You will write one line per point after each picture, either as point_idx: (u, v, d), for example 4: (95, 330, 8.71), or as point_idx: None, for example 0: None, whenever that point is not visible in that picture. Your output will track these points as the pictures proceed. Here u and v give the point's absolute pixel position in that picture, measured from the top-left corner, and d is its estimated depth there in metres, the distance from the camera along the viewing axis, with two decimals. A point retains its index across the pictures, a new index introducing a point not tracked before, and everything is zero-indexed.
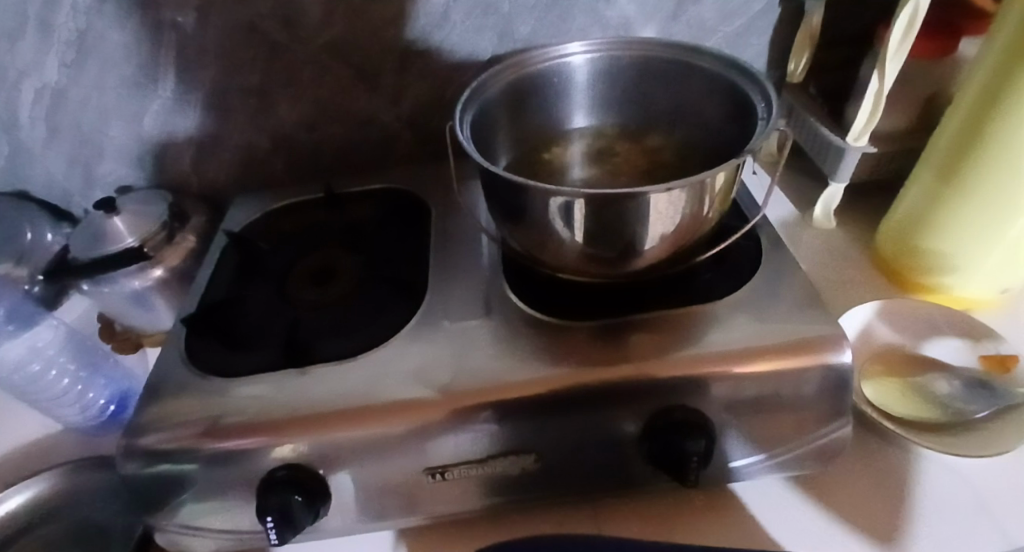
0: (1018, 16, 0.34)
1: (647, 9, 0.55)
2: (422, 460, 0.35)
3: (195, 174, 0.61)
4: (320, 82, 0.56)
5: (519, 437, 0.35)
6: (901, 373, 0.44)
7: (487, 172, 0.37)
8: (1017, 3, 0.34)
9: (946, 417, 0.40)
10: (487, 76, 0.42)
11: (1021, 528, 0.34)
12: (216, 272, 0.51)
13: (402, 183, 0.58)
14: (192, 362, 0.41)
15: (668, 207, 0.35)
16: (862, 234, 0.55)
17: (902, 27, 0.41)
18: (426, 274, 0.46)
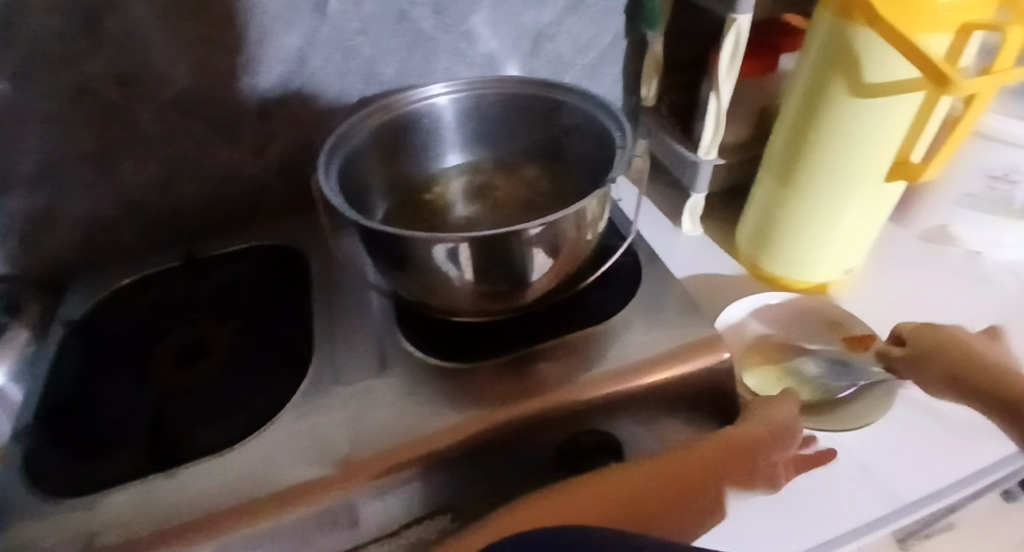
0: (828, 28, 0.40)
1: (506, 45, 0.57)
2: (332, 544, 0.32)
3: (21, 257, 0.52)
4: (173, 141, 0.52)
5: (433, 496, 0.34)
6: (775, 359, 0.48)
7: (363, 226, 0.35)
8: (825, 18, 0.40)
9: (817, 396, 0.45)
10: (351, 123, 0.42)
11: (895, 482, 0.40)
12: (55, 371, 0.43)
13: (278, 238, 0.54)
14: (31, 480, 0.34)
15: (550, 237, 0.35)
16: (725, 234, 0.60)
17: (729, 51, 0.46)
18: (311, 335, 0.43)
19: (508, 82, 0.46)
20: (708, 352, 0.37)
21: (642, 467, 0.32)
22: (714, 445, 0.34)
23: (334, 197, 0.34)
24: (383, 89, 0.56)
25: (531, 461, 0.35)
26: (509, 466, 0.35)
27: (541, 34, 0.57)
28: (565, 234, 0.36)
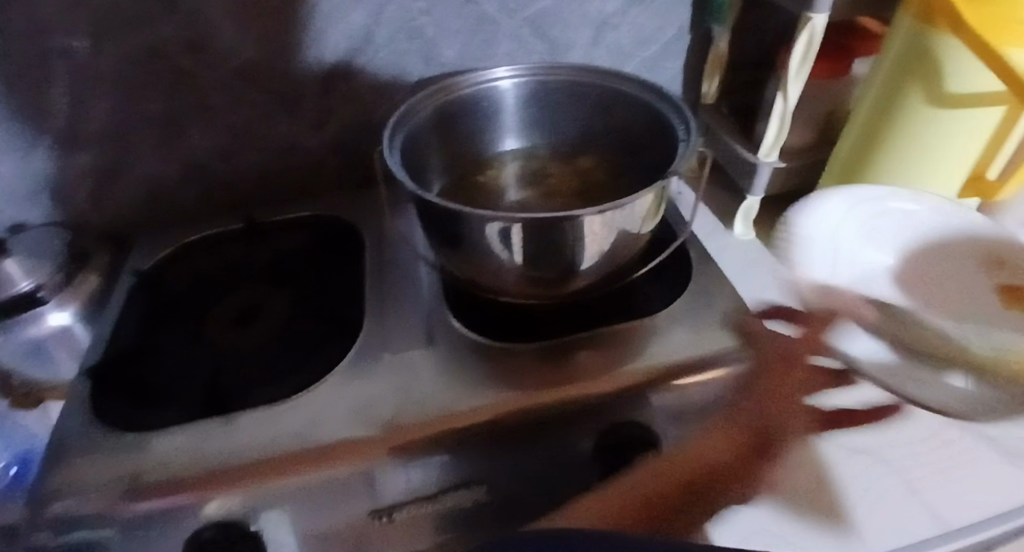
0: (907, 31, 0.39)
1: (568, 34, 0.57)
2: (368, 502, 0.33)
3: (93, 209, 0.56)
4: (238, 108, 0.54)
5: (468, 469, 0.34)
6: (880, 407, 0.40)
7: (421, 200, 0.36)
8: (905, 20, 0.39)
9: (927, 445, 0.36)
10: (416, 100, 0.42)
11: (947, 510, 0.36)
12: (121, 318, 0.46)
13: (332, 210, 0.55)
14: (96, 414, 0.37)
15: (604, 227, 0.35)
16: None
17: (802, 51, 0.44)
18: (360, 308, 0.44)
19: (574, 69, 0.46)
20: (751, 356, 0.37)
21: (671, 460, 0.34)
22: (745, 427, 0.35)
23: (396, 169, 0.35)
24: (443, 71, 0.57)
25: (568, 444, 0.36)
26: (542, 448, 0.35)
27: (604, 25, 0.57)
28: (619, 225, 0.36)
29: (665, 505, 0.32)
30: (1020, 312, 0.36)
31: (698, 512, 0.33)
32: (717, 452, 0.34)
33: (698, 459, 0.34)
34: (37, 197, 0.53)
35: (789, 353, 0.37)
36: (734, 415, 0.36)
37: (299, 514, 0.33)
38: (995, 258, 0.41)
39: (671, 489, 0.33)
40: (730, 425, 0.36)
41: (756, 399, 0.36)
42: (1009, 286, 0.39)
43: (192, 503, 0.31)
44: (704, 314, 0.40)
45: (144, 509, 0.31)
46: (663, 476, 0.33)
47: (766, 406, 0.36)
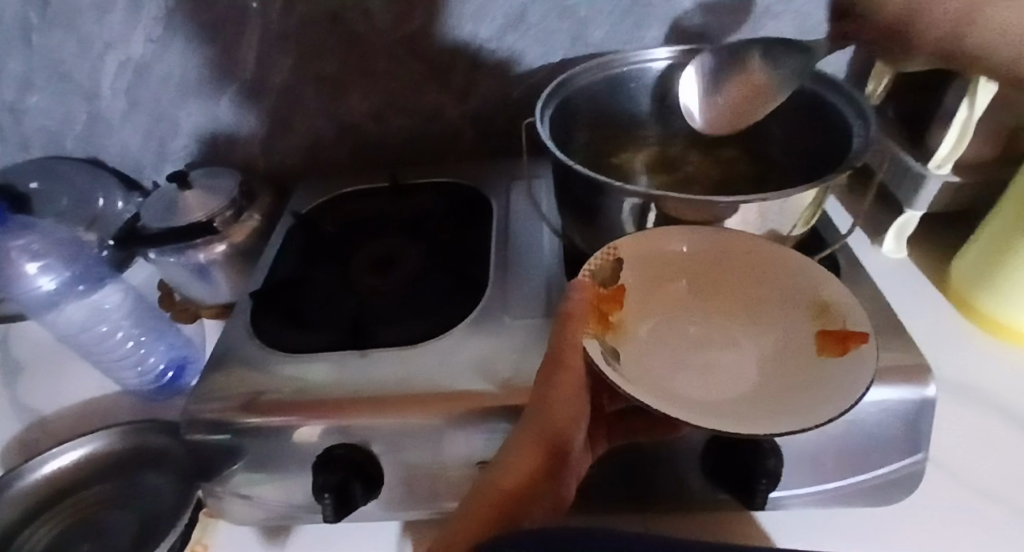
0: None
1: (726, 21, 0.55)
2: (468, 452, 0.35)
3: (263, 156, 0.63)
4: (391, 75, 0.57)
5: None
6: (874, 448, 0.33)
7: (565, 171, 0.37)
8: None
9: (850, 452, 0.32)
10: (574, 73, 0.43)
11: None
12: (282, 252, 0.52)
13: (464, 177, 0.58)
14: (259, 335, 0.43)
15: (757, 218, 0.35)
16: (935, 265, 0.52)
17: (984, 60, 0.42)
18: (486, 270, 0.46)
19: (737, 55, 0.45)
20: (908, 379, 0.33)
21: (526, 441, 0.27)
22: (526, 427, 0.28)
23: (547, 139, 0.36)
24: (590, 51, 0.57)
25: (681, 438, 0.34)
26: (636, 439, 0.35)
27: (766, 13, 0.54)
28: (771, 219, 0.35)
29: (544, 487, 0.26)
30: (824, 362, 0.29)
31: (555, 492, 0.27)
32: (557, 428, 0.28)
33: (548, 437, 0.28)
34: (217, 138, 0.61)
35: (578, 320, 0.30)
36: (548, 398, 0.28)
37: (393, 451, 0.36)
38: (819, 309, 0.32)
39: (544, 471, 0.27)
40: (548, 410, 0.28)
41: (560, 384, 0.28)
42: (827, 329, 0.31)
43: (301, 423, 0.35)
44: None
45: (252, 423, 0.36)
46: (529, 458, 0.26)
47: (550, 392, 0.28)
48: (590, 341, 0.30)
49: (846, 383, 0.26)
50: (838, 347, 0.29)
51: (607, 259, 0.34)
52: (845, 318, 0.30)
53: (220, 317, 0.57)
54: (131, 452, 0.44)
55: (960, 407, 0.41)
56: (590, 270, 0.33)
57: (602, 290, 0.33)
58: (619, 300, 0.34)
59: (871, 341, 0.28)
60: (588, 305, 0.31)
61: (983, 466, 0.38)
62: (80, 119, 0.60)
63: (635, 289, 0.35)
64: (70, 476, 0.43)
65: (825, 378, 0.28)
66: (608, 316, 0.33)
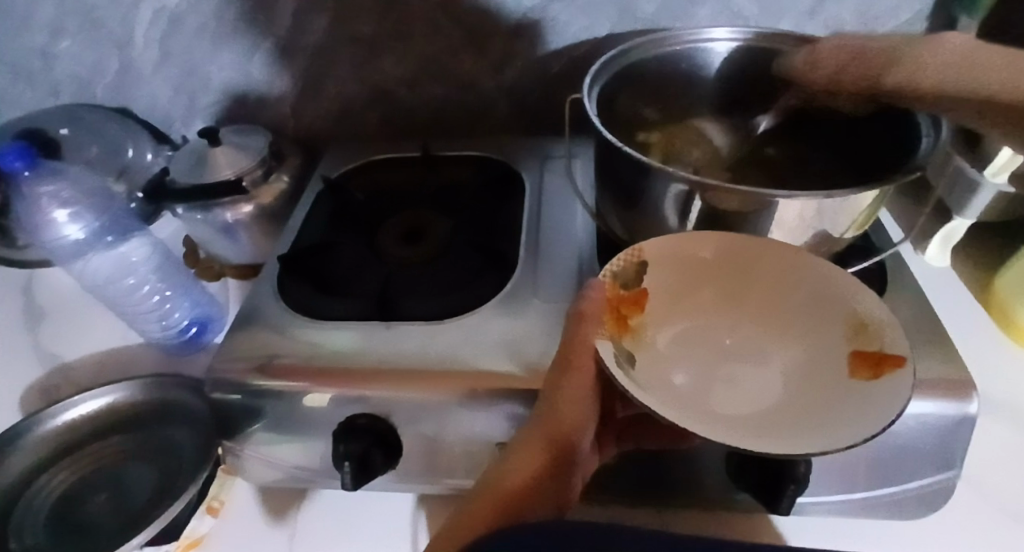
0: None
1: (783, 4, 0.52)
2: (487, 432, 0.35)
3: (293, 117, 0.62)
4: (429, 41, 0.56)
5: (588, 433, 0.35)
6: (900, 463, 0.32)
7: (610, 152, 0.35)
8: None
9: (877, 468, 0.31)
10: (624, 49, 0.42)
11: None
12: (310, 215, 0.51)
13: (497, 152, 0.57)
14: (284, 297, 0.43)
15: (813, 217, 0.33)
16: (978, 276, 0.50)
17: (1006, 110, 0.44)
18: (516, 248, 0.45)
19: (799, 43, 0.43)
20: (949, 393, 0.31)
21: (530, 444, 0.27)
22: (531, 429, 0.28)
23: (595, 116, 0.35)
24: (636, 28, 0.55)
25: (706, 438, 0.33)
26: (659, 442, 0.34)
27: None
28: (826, 220, 0.33)
29: (549, 487, 0.26)
30: (853, 386, 0.27)
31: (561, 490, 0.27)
32: (565, 429, 0.27)
33: (554, 437, 0.27)
34: (249, 96, 0.60)
35: (594, 320, 0.28)
36: (555, 398, 0.27)
37: (413, 425, 0.36)
38: (856, 326, 0.30)
39: (550, 470, 0.26)
40: (556, 409, 0.27)
41: (569, 386, 0.27)
42: (862, 349, 0.29)
43: (311, 388, 0.35)
44: None
45: (272, 387, 0.36)
46: (533, 457, 0.26)
47: (558, 392, 0.27)
48: (604, 343, 0.29)
49: (877, 409, 0.25)
50: (869, 370, 0.27)
51: (630, 261, 0.33)
52: (882, 338, 0.28)
53: (243, 278, 0.56)
54: (151, 406, 0.44)
55: (995, 423, 0.40)
56: (612, 272, 0.32)
57: (621, 292, 0.32)
58: (639, 304, 0.32)
59: (909, 366, 0.26)
60: (604, 304, 0.30)
61: (1015, 487, 0.37)
62: (112, 67, 0.59)
63: (657, 294, 0.33)
64: (93, 422, 0.43)
65: (847, 404, 0.26)
66: (628, 321, 0.31)
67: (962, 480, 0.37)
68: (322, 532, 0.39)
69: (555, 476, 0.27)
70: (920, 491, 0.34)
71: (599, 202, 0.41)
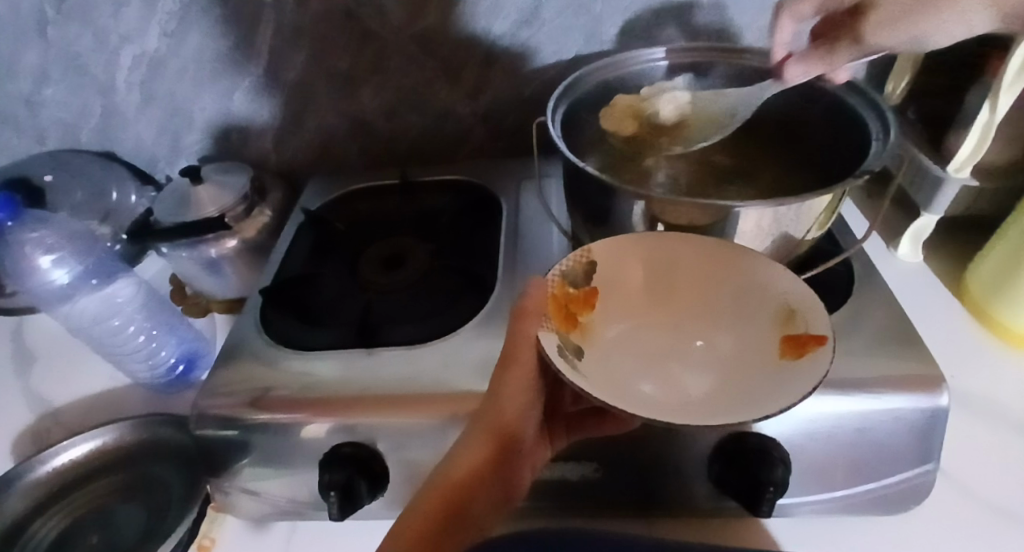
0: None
1: (743, 18, 0.54)
2: None
3: (275, 152, 0.63)
4: (404, 72, 0.57)
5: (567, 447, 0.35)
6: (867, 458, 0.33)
7: (576, 172, 0.36)
8: None
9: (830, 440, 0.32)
10: (587, 71, 0.45)
11: None
12: (292, 248, 0.52)
13: (475, 176, 0.58)
14: (267, 331, 0.43)
15: (771, 224, 0.34)
16: (951, 270, 0.51)
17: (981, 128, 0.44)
18: (494, 270, 0.46)
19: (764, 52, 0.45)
20: (918, 387, 0.32)
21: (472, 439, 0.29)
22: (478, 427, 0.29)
23: (559, 139, 0.36)
24: (604, 49, 0.56)
25: (682, 444, 0.33)
26: (638, 454, 0.35)
27: None
28: (786, 225, 0.34)
29: (487, 478, 0.29)
30: (782, 368, 0.27)
31: (501, 478, 0.30)
32: (506, 424, 0.30)
33: (497, 429, 0.30)
34: (230, 133, 0.62)
35: (534, 316, 0.28)
36: (498, 395, 0.29)
37: (398, 450, 0.36)
38: (785, 314, 0.30)
39: (490, 462, 0.29)
40: (499, 404, 0.30)
41: (508, 382, 0.29)
42: (790, 334, 0.29)
43: (308, 420, 0.36)
44: (860, 336, 0.36)
45: (260, 420, 0.36)
46: (477, 451, 0.28)
47: (501, 389, 0.29)
48: (548, 334, 0.28)
49: (799, 383, 0.25)
50: (795, 352, 0.27)
51: (579, 261, 0.33)
52: (808, 323, 0.28)
53: (230, 312, 0.57)
54: (141, 446, 0.44)
55: (972, 418, 0.40)
56: (560, 271, 0.32)
57: (569, 291, 0.31)
58: (590, 302, 0.33)
59: (829, 345, 0.26)
60: (548, 300, 0.29)
61: (997, 479, 0.37)
62: (95, 112, 0.60)
63: (609, 292, 0.34)
64: (83, 465, 0.43)
65: (778, 382, 0.26)
66: (577, 318, 0.31)
67: (944, 474, 0.38)
68: None
69: (492, 469, 0.29)
70: (898, 487, 0.34)
71: (573, 222, 0.42)
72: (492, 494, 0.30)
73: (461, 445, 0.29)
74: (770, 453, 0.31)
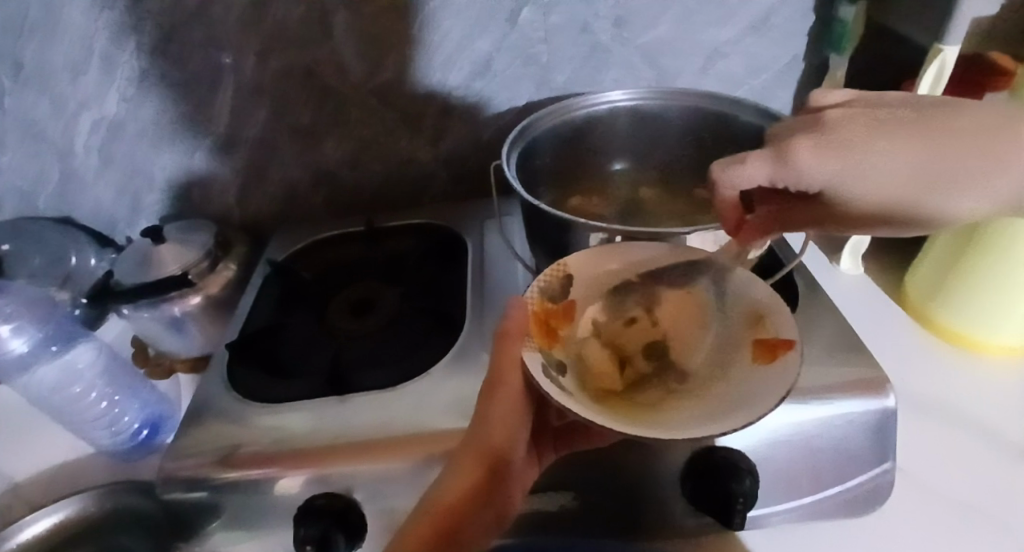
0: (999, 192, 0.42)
1: (680, 60, 0.58)
2: None
3: (238, 207, 0.64)
4: (365, 124, 0.59)
5: (547, 478, 0.35)
6: (827, 461, 0.35)
7: (533, 210, 0.38)
8: None
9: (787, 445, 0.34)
10: (538, 117, 0.47)
11: None
12: (259, 300, 0.52)
13: (438, 219, 0.60)
14: (235, 387, 0.43)
15: (716, 246, 0.37)
16: (891, 279, 0.55)
17: None
18: (463, 308, 0.47)
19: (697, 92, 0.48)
20: (868, 391, 0.34)
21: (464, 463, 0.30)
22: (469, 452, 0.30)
23: (514, 180, 0.38)
24: (554, 94, 0.59)
25: (656, 464, 0.34)
26: (614, 480, 0.35)
27: (714, 51, 0.58)
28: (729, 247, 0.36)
29: (479, 502, 0.29)
30: (757, 371, 0.28)
31: (494, 503, 0.30)
32: (497, 447, 0.30)
33: (486, 452, 0.30)
34: (192, 191, 0.62)
35: (517, 336, 0.29)
36: (487, 417, 0.30)
37: (376, 499, 0.35)
38: (754, 318, 0.31)
39: (482, 485, 0.29)
40: (487, 427, 0.30)
41: (495, 403, 0.30)
42: (761, 337, 0.30)
43: (280, 474, 0.35)
44: (811, 346, 0.38)
45: (230, 478, 0.36)
46: (467, 475, 0.29)
47: (490, 411, 0.30)
48: (532, 354, 0.29)
49: (772, 389, 0.26)
50: (768, 355, 0.28)
51: (554, 276, 0.33)
52: (777, 326, 0.29)
53: (195, 370, 0.56)
54: (105, 517, 0.42)
55: (924, 417, 0.43)
56: (538, 289, 0.32)
57: (549, 306, 0.32)
58: (569, 316, 0.32)
59: (797, 347, 0.27)
60: (529, 319, 0.30)
61: (953, 475, 0.39)
62: (51, 178, 0.60)
63: (588, 304, 0.33)
64: (40, 543, 0.41)
65: (754, 386, 0.27)
66: (557, 332, 0.31)
67: (904, 474, 0.39)
68: None
69: (485, 492, 0.30)
70: (861, 489, 0.36)
71: (535, 258, 0.44)
72: (488, 517, 0.30)
73: (451, 471, 0.29)
74: (738, 462, 0.32)
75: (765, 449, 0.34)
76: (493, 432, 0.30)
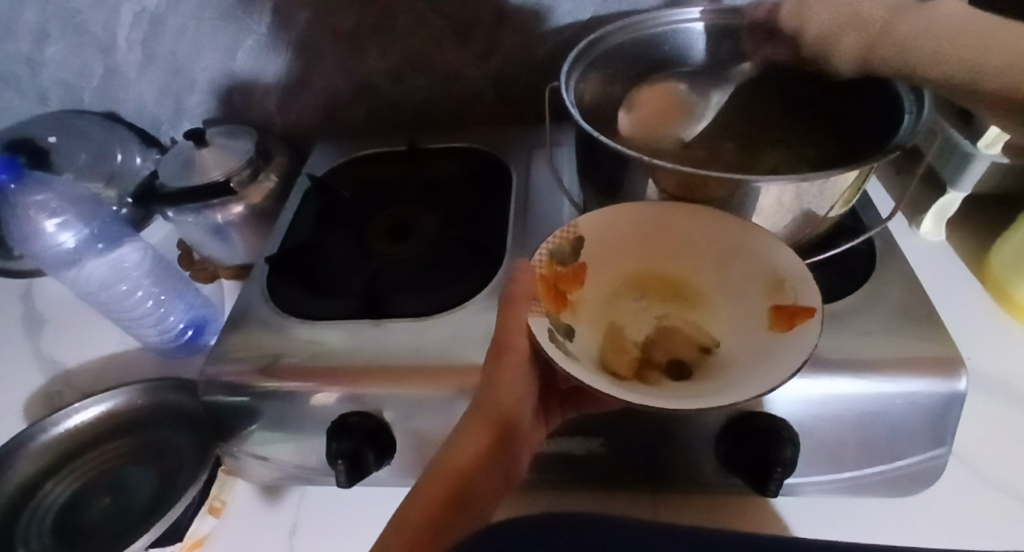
0: None
1: None
2: None
3: (279, 115, 0.62)
4: (412, 32, 0.55)
5: (570, 423, 0.35)
6: (878, 438, 0.33)
7: (589, 141, 0.35)
8: None
9: (837, 418, 0.32)
10: (606, 33, 0.43)
11: None
12: (297, 215, 0.51)
13: (483, 143, 0.57)
14: (273, 299, 0.43)
15: (793, 201, 0.33)
16: (973, 247, 0.50)
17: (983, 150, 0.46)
18: (504, 241, 0.45)
19: None
20: (938, 371, 0.31)
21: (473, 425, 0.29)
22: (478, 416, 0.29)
23: (573, 107, 0.35)
24: (621, 9, 0.53)
25: (691, 422, 0.33)
26: (638, 427, 0.34)
27: None
28: (809, 202, 0.33)
29: (492, 461, 0.29)
30: (773, 341, 0.26)
31: (504, 461, 0.30)
32: (504, 406, 0.29)
33: (497, 416, 0.29)
34: (233, 95, 0.60)
35: (524, 301, 0.27)
36: (493, 381, 0.29)
37: (405, 420, 0.36)
38: (771, 284, 0.28)
39: (491, 446, 0.29)
40: (494, 389, 0.29)
41: (504, 363, 0.29)
42: (779, 304, 0.27)
43: (317, 389, 0.36)
44: (878, 317, 0.35)
45: (269, 388, 0.36)
46: (478, 437, 0.28)
47: (495, 373, 0.29)
48: (538, 319, 0.26)
49: (784, 362, 0.23)
50: (784, 324, 0.26)
51: (564, 238, 0.30)
52: (798, 293, 0.27)
53: (237, 278, 0.57)
54: (152, 409, 0.45)
55: (990, 401, 0.40)
56: (546, 251, 0.30)
57: (559, 270, 0.29)
58: (580, 279, 0.30)
59: (817, 316, 0.25)
60: (537, 282, 0.28)
61: (1010, 463, 0.37)
62: (96, 72, 0.59)
63: (599, 267, 0.31)
64: (93, 427, 0.44)
65: (765, 358, 0.25)
66: (567, 296, 0.29)
67: (956, 458, 0.37)
68: (321, 528, 0.39)
69: (497, 452, 0.29)
70: (910, 469, 0.34)
71: (585, 194, 0.41)
72: (503, 474, 0.30)
73: (461, 431, 0.29)
74: (771, 424, 0.31)
75: (813, 419, 0.32)
76: (500, 393, 0.29)
